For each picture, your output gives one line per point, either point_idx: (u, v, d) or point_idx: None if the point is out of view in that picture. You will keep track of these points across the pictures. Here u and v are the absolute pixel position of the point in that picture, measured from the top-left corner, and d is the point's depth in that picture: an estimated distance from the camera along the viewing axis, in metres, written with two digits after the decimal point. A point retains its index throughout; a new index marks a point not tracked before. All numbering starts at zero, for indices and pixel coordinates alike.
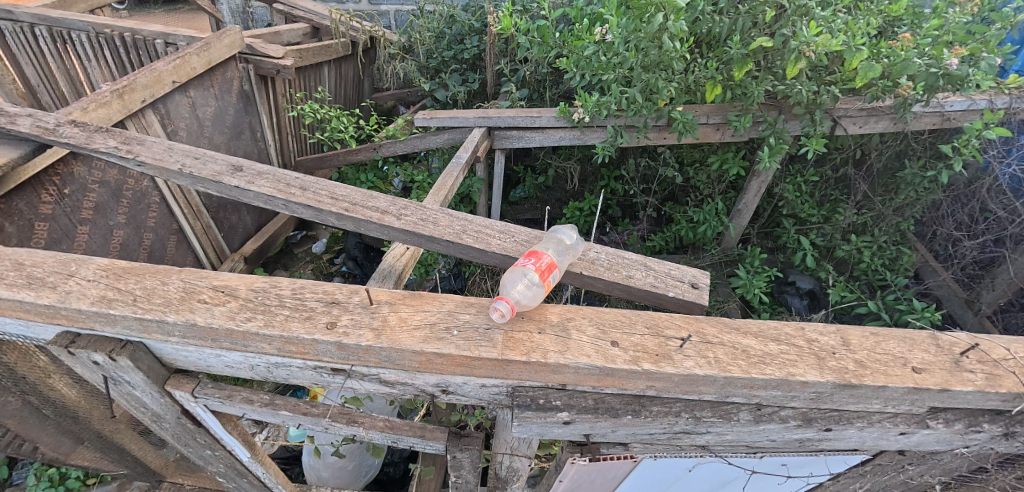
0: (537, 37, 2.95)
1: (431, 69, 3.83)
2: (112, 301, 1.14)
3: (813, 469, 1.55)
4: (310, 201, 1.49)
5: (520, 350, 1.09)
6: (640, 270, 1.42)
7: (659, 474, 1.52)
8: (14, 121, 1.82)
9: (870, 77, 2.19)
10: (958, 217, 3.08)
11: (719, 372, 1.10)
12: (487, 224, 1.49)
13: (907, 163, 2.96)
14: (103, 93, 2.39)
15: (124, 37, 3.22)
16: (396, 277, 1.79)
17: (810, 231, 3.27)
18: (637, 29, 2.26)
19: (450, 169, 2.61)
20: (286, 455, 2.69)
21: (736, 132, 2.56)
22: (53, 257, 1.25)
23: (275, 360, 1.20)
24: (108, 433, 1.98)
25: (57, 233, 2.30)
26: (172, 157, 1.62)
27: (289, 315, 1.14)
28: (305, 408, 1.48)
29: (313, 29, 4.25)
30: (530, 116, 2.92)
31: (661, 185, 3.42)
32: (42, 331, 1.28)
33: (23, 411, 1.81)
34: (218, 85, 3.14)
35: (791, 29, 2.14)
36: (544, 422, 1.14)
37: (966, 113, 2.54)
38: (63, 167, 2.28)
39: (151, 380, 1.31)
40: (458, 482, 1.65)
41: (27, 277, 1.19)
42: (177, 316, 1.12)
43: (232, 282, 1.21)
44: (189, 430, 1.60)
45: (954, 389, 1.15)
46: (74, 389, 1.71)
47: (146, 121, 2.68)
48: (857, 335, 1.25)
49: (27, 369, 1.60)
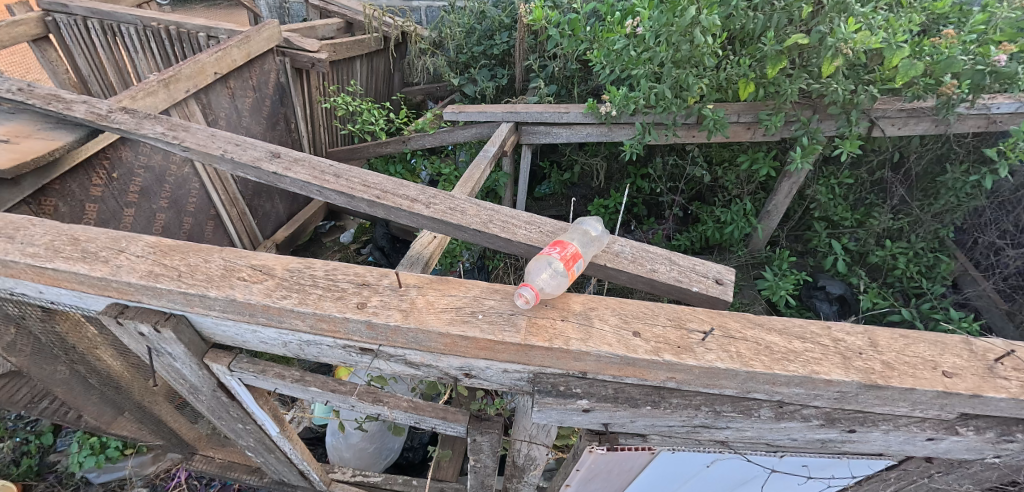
0: (568, 31, 2.97)
1: (461, 64, 3.87)
2: (159, 276, 1.21)
3: (835, 472, 1.53)
4: (343, 188, 1.54)
5: (543, 336, 1.12)
6: (664, 264, 1.43)
7: (676, 468, 1.53)
8: (71, 107, 1.93)
9: (910, 77, 2.15)
10: (1002, 225, 2.98)
11: (740, 366, 1.10)
12: (513, 215, 1.51)
13: (948, 167, 2.86)
14: (150, 82, 2.50)
15: (169, 30, 3.34)
16: (423, 265, 1.83)
17: (843, 235, 3.20)
18: (669, 24, 2.24)
19: (478, 162, 2.64)
20: (311, 435, 2.78)
21: (768, 131, 2.53)
22: (105, 234, 1.33)
23: (307, 337, 1.25)
24: (147, 405, 2.08)
25: (105, 214, 2.43)
26: (215, 143, 1.70)
27: (322, 294, 1.18)
28: (334, 386, 1.54)
29: (347, 24, 4.34)
30: (558, 112, 2.92)
31: (688, 184, 3.39)
32: (93, 302, 1.37)
33: (72, 380, 1.92)
34: (256, 77, 3.25)
35: (829, 25, 2.09)
36: (564, 408, 1.16)
37: (1013, 116, 2.44)
38: (113, 151, 2.40)
39: (192, 353, 1.38)
40: (477, 466, 1.69)
41: (82, 251, 1.27)
42: (218, 292, 1.18)
43: (269, 262, 1.27)
44: (223, 403, 1.67)
45: (986, 395, 1.13)
46: (117, 361, 1.81)
47: (189, 110, 2.79)
48: (886, 336, 1.23)
49: (76, 339, 1.69)
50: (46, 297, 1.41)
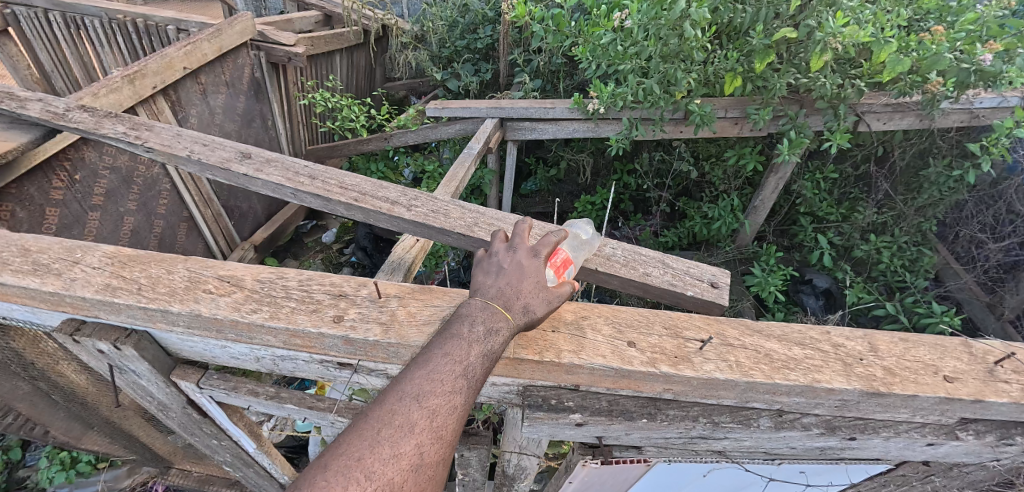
0: (552, 25, 2.84)
1: (443, 58, 3.81)
2: (117, 290, 1.12)
3: (833, 478, 1.50)
4: (318, 190, 1.45)
5: (534, 349, 1.05)
6: (658, 267, 1.38)
7: (672, 478, 1.48)
8: (24, 105, 1.81)
9: (898, 72, 2.11)
10: (982, 220, 3.00)
11: (740, 377, 1.05)
12: (500, 217, 1.45)
13: (931, 162, 2.88)
14: (114, 78, 2.36)
15: (136, 23, 3.19)
16: (406, 270, 1.75)
17: (828, 230, 3.19)
18: (657, 16, 2.19)
19: (462, 160, 2.56)
20: (294, 444, 2.69)
21: (756, 126, 2.50)
22: (59, 243, 1.23)
23: (281, 353, 1.17)
24: (116, 420, 1.98)
25: (68, 219, 2.30)
26: (181, 143, 1.60)
27: (295, 307, 1.10)
28: (311, 402, 1.45)
29: (325, 17, 4.24)
30: (543, 107, 2.86)
31: (675, 180, 3.36)
32: (48, 318, 1.27)
33: (34, 396, 1.81)
34: (229, 72, 3.12)
35: (817, 19, 2.07)
36: (555, 423, 1.10)
37: (995, 111, 2.45)
38: (74, 152, 2.27)
39: (157, 370, 1.29)
40: (466, 479, 1.63)
41: (33, 263, 1.17)
42: (181, 306, 1.09)
43: (237, 272, 1.18)
44: (196, 420, 1.58)
45: (988, 400, 1.09)
46: (82, 376, 1.70)
47: (157, 107, 2.65)
48: (885, 340, 1.19)
49: (35, 355, 1.59)
50: None
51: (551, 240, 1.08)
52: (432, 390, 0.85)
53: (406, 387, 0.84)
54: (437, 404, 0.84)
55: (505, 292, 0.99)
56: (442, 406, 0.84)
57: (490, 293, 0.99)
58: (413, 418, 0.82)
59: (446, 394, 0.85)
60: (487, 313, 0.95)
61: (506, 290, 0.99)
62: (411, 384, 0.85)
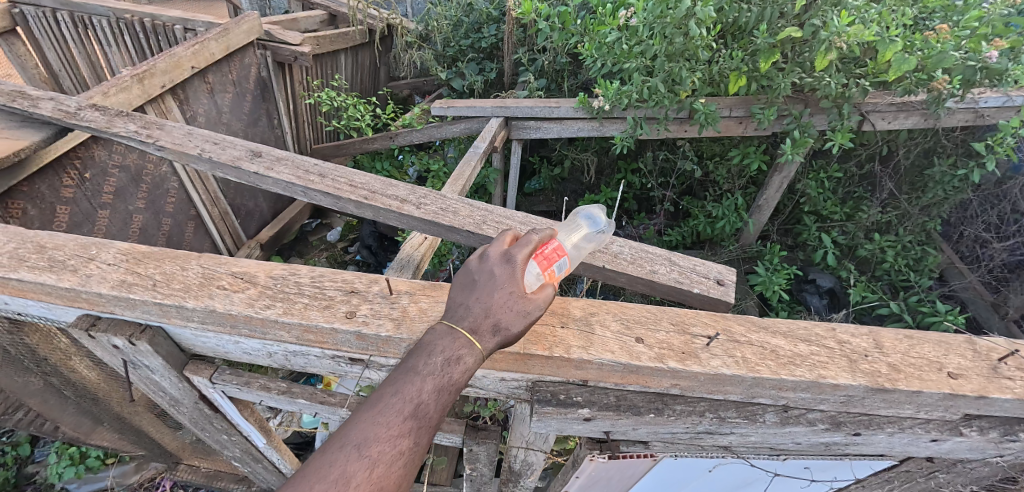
0: (559, 23, 2.82)
1: (448, 57, 3.82)
2: (132, 286, 1.14)
3: (838, 474, 1.51)
4: (328, 188, 1.47)
5: (543, 344, 1.07)
6: (665, 265, 1.39)
7: (678, 473, 1.49)
8: (37, 104, 1.83)
9: (903, 71, 2.11)
10: (987, 219, 3.01)
11: (747, 373, 1.06)
12: (508, 215, 1.46)
13: (936, 161, 2.88)
14: (123, 78, 2.38)
15: (144, 23, 3.21)
16: (414, 267, 1.77)
17: (832, 229, 3.20)
18: (663, 15, 2.19)
19: (468, 159, 2.58)
20: (300, 440, 2.72)
21: (760, 125, 2.51)
22: (74, 240, 1.25)
23: (293, 348, 1.19)
24: (126, 416, 2.00)
25: (78, 217, 2.32)
26: (192, 142, 1.62)
27: (308, 303, 1.12)
28: (322, 397, 1.47)
29: (330, 16, 4.26)
30: (548, 107, 2.87)
31: (679, 179, 3.37)
32: (63, 313, 1.29)
33: (46, 391, 1.83)
34: (236, 71, 3.14)
35: (821, 19, 2.08)
36: (564, 418, 1.12)
37: (1001, 110, 2.45)
38: (84, 150, 2.29)
39: (170, 365, 1.31)
40: (473, 474, 1.64)
41: (49, 260, 1.19)
42: (196, 302, 1.11)
43: (251, 269, 1.20)
44: (207, 415, 1.60)
45: (992, 396, 1.10)
46: (94, 371, 1.72)
47: (165, 106, 2.68)
48: (890, 337, 1.20)
49: (48, 351, 1.61)
50: (12, 307, 1.33)
51: (532, 239, 1.03)
52: (374, 437, 0.85)
53: (351, 433, 0.85)
54: (381, 450, 0.85)
55: (475, 313, 0.95)
56: (384, 454, 0.85)
57: (458, 315, 0.96)
58: (356, 466, 0.83)
59: (391, 441, 0.85)
60: (449, 344, 0.92)
61: (474, 313, 0.95)
62: (355, 430, 0.86)
